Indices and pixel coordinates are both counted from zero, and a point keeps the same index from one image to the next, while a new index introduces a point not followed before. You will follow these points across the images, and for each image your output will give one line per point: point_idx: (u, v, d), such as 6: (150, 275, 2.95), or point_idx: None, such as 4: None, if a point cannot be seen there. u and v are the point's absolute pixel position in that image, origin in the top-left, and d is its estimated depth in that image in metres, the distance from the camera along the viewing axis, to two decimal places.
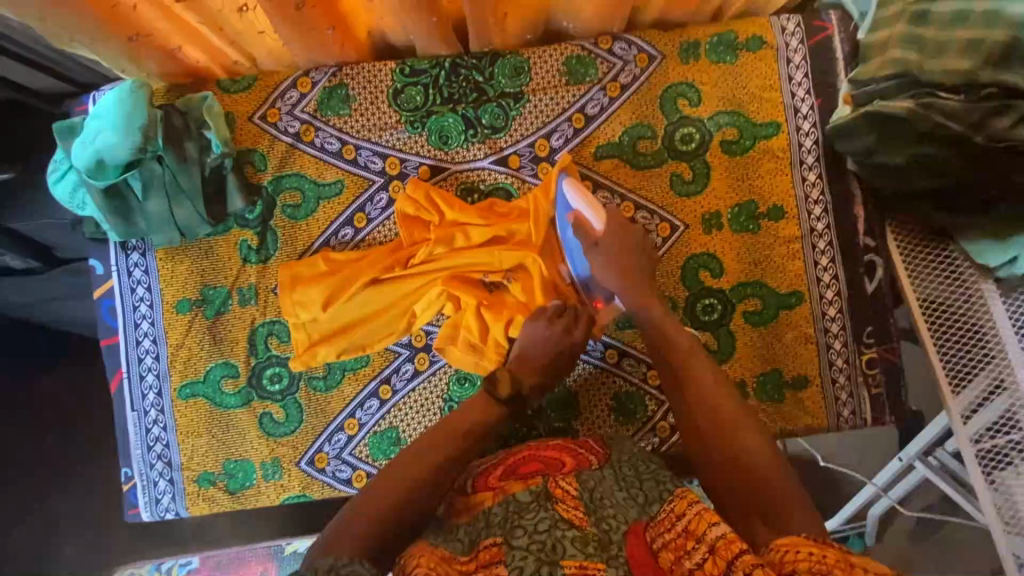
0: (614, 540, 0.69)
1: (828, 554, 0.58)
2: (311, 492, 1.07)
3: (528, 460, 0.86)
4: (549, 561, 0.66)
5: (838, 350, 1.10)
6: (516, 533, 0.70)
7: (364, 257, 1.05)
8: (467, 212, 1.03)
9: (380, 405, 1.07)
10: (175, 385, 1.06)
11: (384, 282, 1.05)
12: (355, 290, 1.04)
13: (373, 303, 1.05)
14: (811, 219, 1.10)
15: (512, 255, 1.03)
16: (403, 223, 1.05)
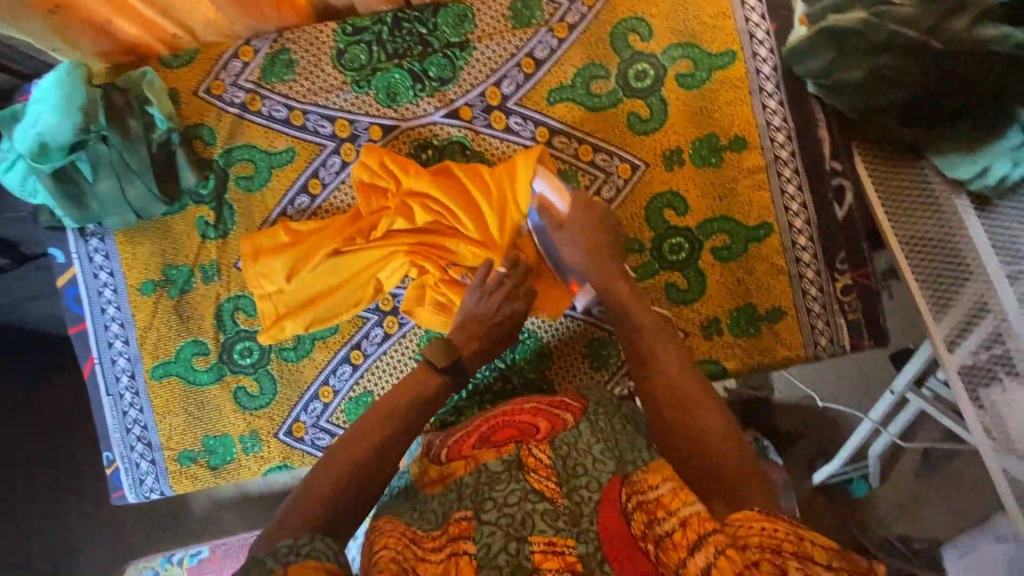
0: (586, 513, 0.68)
1: (779, 527, 0.62)
2: (291, 462, 1.07)
3: (504, 425, 0.84)
4: (517, 535, 0.65)
5: (812, 279, 1.08)
6: (485, 505, 0.69)
7: (325, 227, 1.03)
8: (422, 175, 0.98)
9: (352, 370, 1.07)
10: (147, 366, 1.06)
11: (346, 254, 1.01)
12: (319, 260, 1.01)
13: (337, 274, 1.02)
14: (775, 147, 1.08)
15: (473, 221, 0.98)
16: (360, 189, 1.02)
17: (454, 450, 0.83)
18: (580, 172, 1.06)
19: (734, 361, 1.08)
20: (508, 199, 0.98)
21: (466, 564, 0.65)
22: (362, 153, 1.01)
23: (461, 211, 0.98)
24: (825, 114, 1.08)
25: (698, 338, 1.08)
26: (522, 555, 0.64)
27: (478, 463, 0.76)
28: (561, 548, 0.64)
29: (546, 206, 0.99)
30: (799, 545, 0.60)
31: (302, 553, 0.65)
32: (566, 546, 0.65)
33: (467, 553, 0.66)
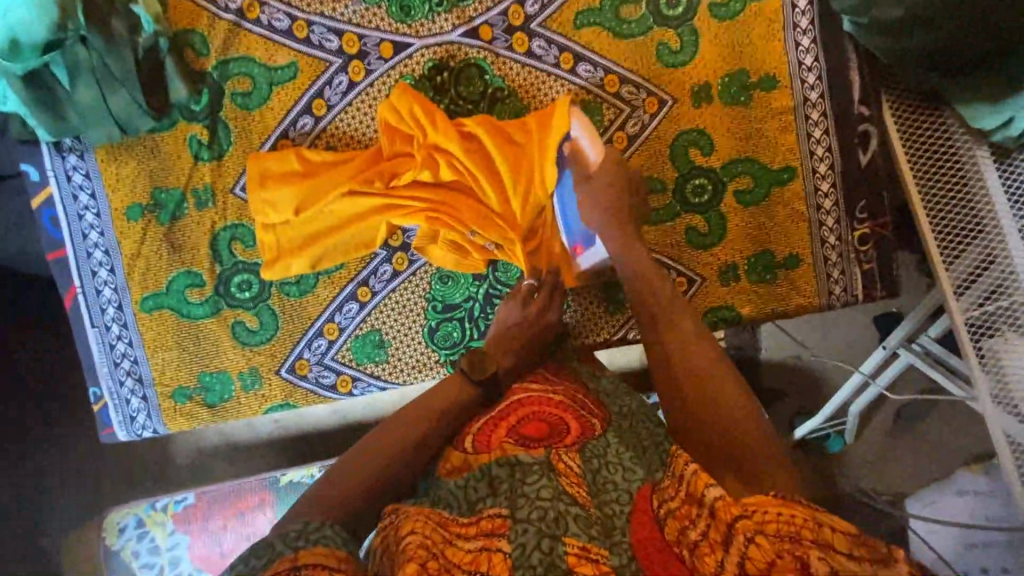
0: (619, 526, 0.64)
1: (801, 514, 0.57)
2: (294, 400, 1.03)
3: (532, 418, 0.77)
4: (550, 533, 0.61)
5: (831, 227, 1.07)
6: (518, 502, 0.64)
7: (341, 161, 0.97)
8: (454, 133, 0.94)
9: (359, 308, 1.02)
10: (136, 298, 0.99)
11: (362, 196, 0.96)
12: (331, 199, 0.95)
13: (351, 214, 0.97)
14: (804, 88, 1.04)
15: (500, 191, 0.97)
16: (384, 131, 0.96)
17: (481, 440, 0.76)
18: (605, 104, 1.01)
19: (749, 308, 1.07)
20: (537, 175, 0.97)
21: (498, 562, 0.60)
22: (392, 93, 0.95)
23: (486, 173, 0.96)
24: (856, 55, 1.04)
25: (716, 284, 1.07)
26: (556, 554, 0.59)
27: (503, 451, 0.71)
28: (595, 555, 0.60)
29: (576, 154, 0.97)
30: (818, 531, 0.55)
31: (313, 539, 0.61)
32: (600, 555, 0.60)
33: (499, 551, 0.61)
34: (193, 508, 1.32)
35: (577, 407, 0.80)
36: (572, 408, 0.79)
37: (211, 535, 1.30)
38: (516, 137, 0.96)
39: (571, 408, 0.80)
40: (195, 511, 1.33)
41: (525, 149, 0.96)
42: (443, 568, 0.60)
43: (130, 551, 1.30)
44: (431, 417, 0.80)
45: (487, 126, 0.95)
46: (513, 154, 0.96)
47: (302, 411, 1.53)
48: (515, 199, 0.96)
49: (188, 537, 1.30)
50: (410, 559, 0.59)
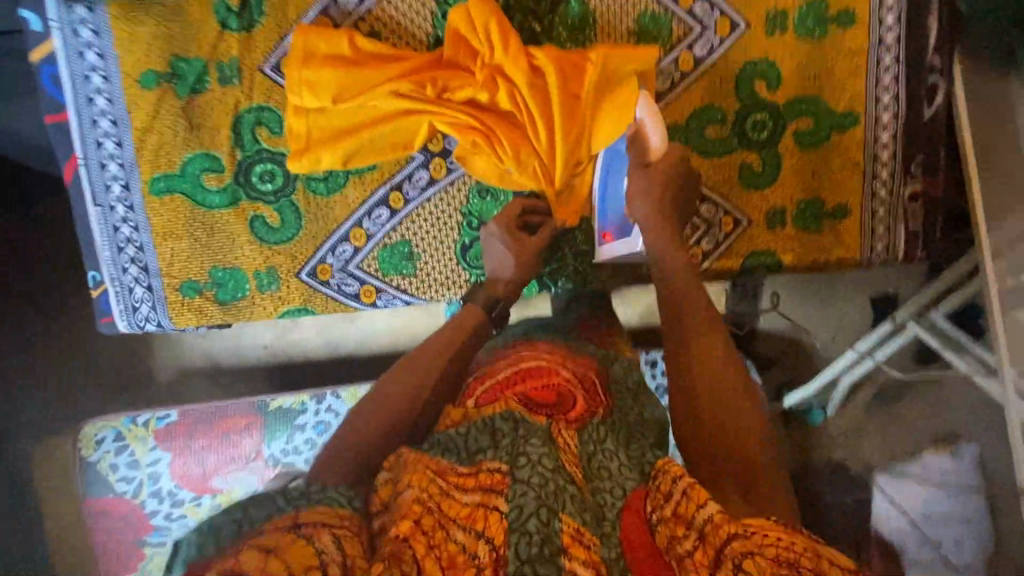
0: (608, 518, 0.58)
1: (796, 541, 0.52)
2: (313, 306, 0.96)
3: (540, 384, 0.75)
4: (550, 505, 0.56)
5: (883, 181, 1.04)
6: (519, 462, 0.60)
7: (397, 57, 0.88)
8: (522, 60, 0.86)
9: (390, 215, 0.95)
10: (145, 178, 0.90)
11: (407, 100, 0.87)
12: (373, 96, 0.87)
13: (394, 116, 0.88)
14: (882, 28, 0.98)
15: (551, 132, 0.89)
16: (449, 39, 0.87)
17: (484, 400, 0.73)
18: (676, 20, 0.94)
19: (790, 256, 1.04)
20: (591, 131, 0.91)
21: (494, 523, 0.56)
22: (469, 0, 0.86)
23: (539, 102, 0.87)
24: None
25: (761, 228, 1.03)
26: (552, 529, 0.54)
27: (507, 407, 0.68)
28: (587, 541, 0.55)
29: (638, 139, 0.91)
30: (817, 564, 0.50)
31: (314, 499, 0.57)
32: (591, 541, 0.55)
33: (497, 511, 0.57)
34: (174, 425, 1.30)
35: (588, 388, 0.77)
36: (577, 386, 0.77)
37: (193, 454, 1.29)
38: (579, 81, 0.89)
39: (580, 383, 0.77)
40: (178, 428, 1.31)
41: (582, 102, 0.89)
42: (438, 523, 0.56)
43: (107, 464, 1.29)
44: (430, 374, 0.77)
45: (558, 61, 0.87)
46: (571, 98, 0.89)
47: (288, 332, 1.46)
48: (564, 145, 0.89)
49: (168, 454, 1.29)
50: (404, 516, 0.55)
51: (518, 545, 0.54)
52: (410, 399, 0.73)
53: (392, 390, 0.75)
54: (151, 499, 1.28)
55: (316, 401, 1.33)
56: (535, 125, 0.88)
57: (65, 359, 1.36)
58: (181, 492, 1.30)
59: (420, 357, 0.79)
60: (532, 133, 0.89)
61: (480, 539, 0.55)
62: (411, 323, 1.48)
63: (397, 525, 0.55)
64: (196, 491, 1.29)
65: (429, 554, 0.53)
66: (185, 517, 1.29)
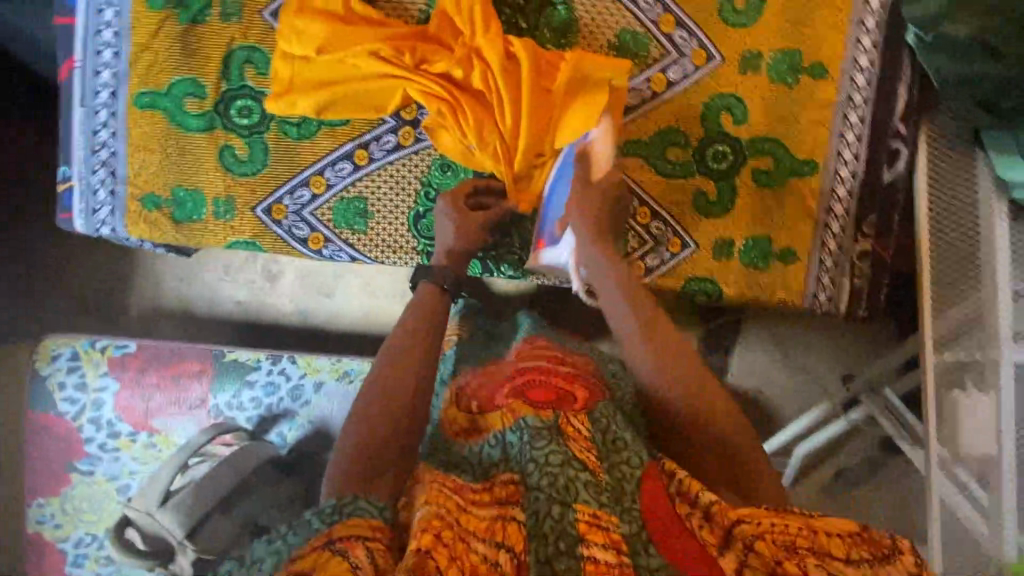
0: (628, 491, 0.68)
1: (790, 523, 0.63)
2: (261, 241, 1.00)
3: (540, 383, 0.78)
4: (562, 500, 0.63)
5: (835, 232, 1.06)
6: (529, 468, 0.67)
7: (386, 24, 0.94)
8: (499, 46, 0.91)
9: (352, 170, 0.99)
10: (132, 90, 0.95)
11: (386, 63, 0.93)
12: (355, 53, 0.92)
13: (372, 76, 0.94)
14: (851, 87, 1.02)
15: (517, 117, 0.94)
16: (437, 17, 0.94)
17: (488, 408, 0.78)
18: (654, 41, 0.99)
19: (732, 288, 1.06)
20: (554, 123, 0.95)
21: (513, 530, 0.62)
22: None
23: (509, 87, 0.92)
24: (911, 69, 1.02)
25: (707, 255, 1.05)
26: (566, 521, 0.61)
27: (517, 416, 0.72)
28: (606, 523, 0.62)
29: (587, 156, 0.94)
30: (814, 537, 0.61)
31: (347, 513, 0.64)
32: (610, 523, 0.62)
33: (515, 520, 0.63)
34: (130, 358, 1.36)
35: (585, 379, 0.82)
36: (575, 378, 0.81)
37: (140, 389, 1.35)
38: (551, 76, 0.94)
39: (579, 376, 0.82)
40: (130, 361, 1.37)
41: (552, 96, 0.95)
42: (458, 536, 0.60)
43: (56, 382, 1.35)
44: (408, 385, 0.80)
45: (533, 53, 0.93)
46: (541, 87, 0.94)
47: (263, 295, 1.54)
48: (527, 130, 0.93)
49: (116, 384, 1.35)
50: (425, 530, 0.59)
51: (538, 548, 0.61)
52: (394, 408, 0.77)
53: (378, 399, 0.78)
54: (89, 426, 1.34)
55: (271, 360, 1.38)
56: (502, 106, 0.93)
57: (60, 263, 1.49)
58: (120, 424, 1.35)
59: (395, 358, 0.83)
60: (498, 114, 0.94)
61: (495, 544, 0.61)
62: (373, 316, 1.52)
63: (418, 539, 0.59)
64: (135, 427, 1.35)
65: (452, 563, 0.57)
66: (119, 451, 1.34)
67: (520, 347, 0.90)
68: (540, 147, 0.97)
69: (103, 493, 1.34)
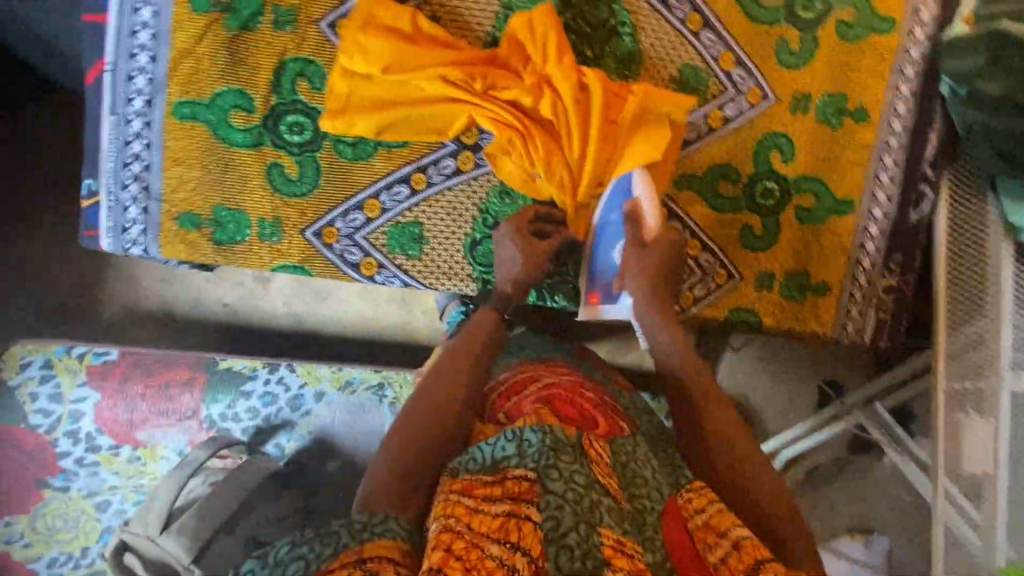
0: (650, 522, 0.64)
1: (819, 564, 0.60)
2: (310, 266, 0.94)
3: (566, 402, 0.76)
4: (587, 520, 0.58)
5: (865, 267, 1.12)
6: (550, 474, 0.60)
7: (454, 46, 0.91)
8: (572, 76, 0.90)
9: (409, 194, 0.96)
10: (171, 100, 0.87)
11: (455, 87, 0.89)
12: (423, 75, 0.89)
13: (437, 100, 0.91)
14: (888, 132, 1.08)
15: (583, 145, 0.92)
16: (507, 42, 0.91)
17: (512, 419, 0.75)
18: (714, 78, 1.00)
19: (771, 319, 1.10)
20: (617, 151, 0.94)
21: (529, 532, 0.58)
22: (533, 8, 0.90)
23: (580, 117, 0.91)
24: (941, 117, 1.08)
25: (750, 287, 1.09)
26: (592, 542, 0.56)
27: (540, 420, 0.66)
28: (630, 550, 0.58)
29: (635, 215, 0.92)
30: None
31: (376, 531, 0.62)
32: (633, 550, 0.59)
33: (529, 519, 0.59)
34: (113, 367, 1.27)
35: (608, 411, 0.79)
36: (598, 407, 0.78)
37: (124, 401, 1.26)
38: (618, 106, 0.93)
39: (599, 404, 0.79)
40: (112, 369, 1.28)
41: (618, 127, 0.93)
42: (471, 544, 0.57)
43: (27, 392, 1.25)
44: (452, 395, 0.77)
45: (604, 85, 0.92)
46: (608, 118, 0.93)
47: (259, 303, 1.43)
48: (593, 159, 0.92)
49: (96, 395, 1.26)
50: (435, 546, 0.57)
51: (557, 556, 0.56)
52: (438, 428, 0.74)
53: (422, 415, 0.75)
54: (65, 439, 1.25)
55: (269, 369, 1.31)
56: (571, 137, 0.92)
57: (47, 268, 1.37)
58: (101, 437, 1.26)
59: (440, 377, 0.79)
60: (566, 144, 0.92)
61: (513, 549, 0.57)
62: (380, 319, 1.45)
63: (430, 557, 0.56)
64: (116, 440, 1.26)
65: None
66: (98, 465, 1.26)
67: (541, 364, 0.88)
68: (602, 177, 0.95)
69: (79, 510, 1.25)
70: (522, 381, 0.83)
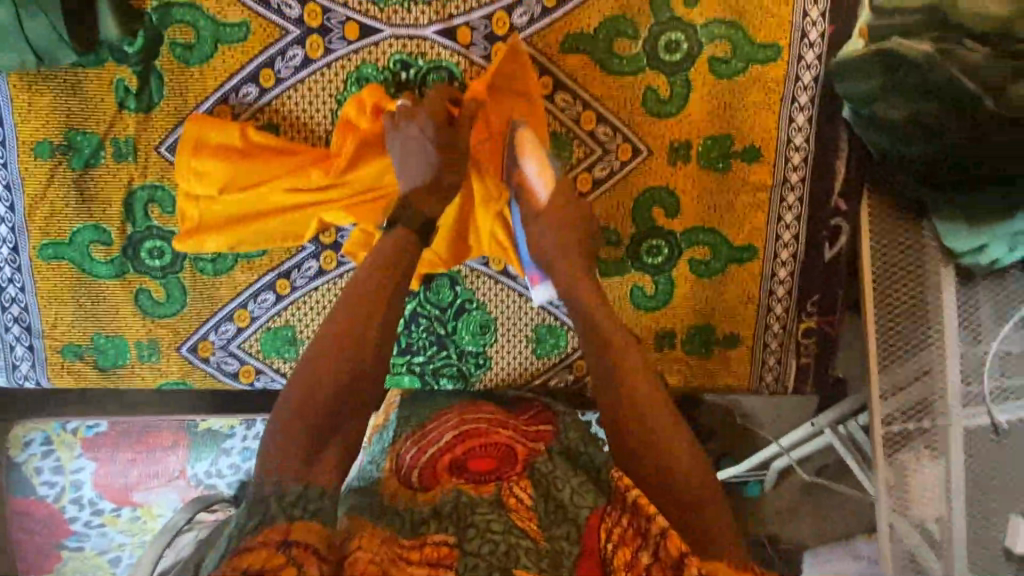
0: (565, 564, 0.61)
1: None
2: (190, 380, 0.98)
3: (483, 451, 0.81)
4: (502, 566, 0.58)
5: (778, 314, 1.03)
6: (468, 534, 0.62)
7: (290, 151, 0.89)
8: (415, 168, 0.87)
9: (275, 300, 0.96)
10: (34, 242, 0.91)
11: (296, 190, 0.88)
12: (261, 186, 0.88)
13: (282, 205, 0.89)
14: (787, 167, 0.98)
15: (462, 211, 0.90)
16: (340, 133, 0.88)
17: (428, 479, 0.76)
18: (577, 140, 0.94)
19: (676, 377, 1.05)
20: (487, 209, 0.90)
21: None
22: (362, 92, 0.87)
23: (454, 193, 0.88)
24: (848, 144, 0.97)
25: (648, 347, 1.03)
26: None
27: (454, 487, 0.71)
28: None
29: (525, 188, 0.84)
30: None
31: (310, 510, 0.57)
32: None
33: None
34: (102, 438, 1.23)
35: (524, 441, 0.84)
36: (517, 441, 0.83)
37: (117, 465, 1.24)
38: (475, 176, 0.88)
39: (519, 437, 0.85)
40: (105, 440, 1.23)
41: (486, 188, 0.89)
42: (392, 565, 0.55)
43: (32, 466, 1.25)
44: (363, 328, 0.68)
45: None
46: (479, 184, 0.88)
47: None
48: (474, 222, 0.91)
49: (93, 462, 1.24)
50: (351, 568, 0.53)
51: None
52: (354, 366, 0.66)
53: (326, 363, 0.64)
54: (71, 505, 1.27)
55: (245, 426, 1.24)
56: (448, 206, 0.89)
57: None
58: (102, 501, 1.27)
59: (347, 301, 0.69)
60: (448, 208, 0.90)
61: None
62: None
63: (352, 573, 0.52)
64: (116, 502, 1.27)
65: None
66: (104, 525, 1.29)
67: (457, 412, 0.90)
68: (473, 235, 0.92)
69: (94, 565, 1.32)
70: (442, 426, 0.86)
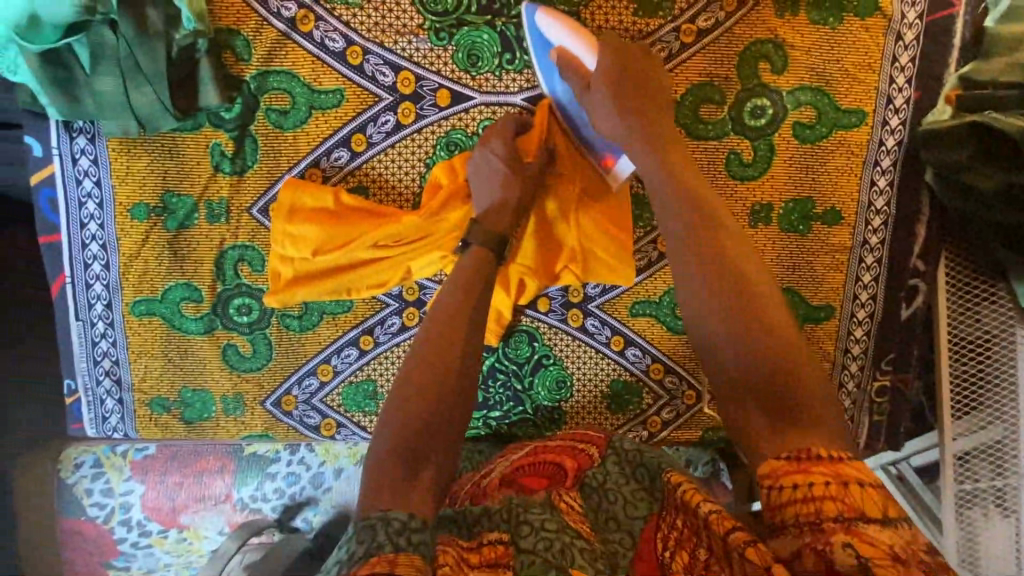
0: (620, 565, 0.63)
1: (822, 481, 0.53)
2: (273, 433, 0.99)
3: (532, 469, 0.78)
4: (558, 565, 0.58)
5: (852, 372, 1.04)
6: (522, 529, 0.61)
7: (379, 214, 0.89)
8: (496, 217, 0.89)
9: (358, 355, 0.97)
10: (127, 299, 0.93)
11: (385, 251, 0.89)
12: (351, 248, 0.88)
13: (371, 265, 0.90)
14: (867, 229, 0.98)
15: (547, 257, 0.91)
16: (429, 196, 0.89)
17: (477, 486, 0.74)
18: None
19: None
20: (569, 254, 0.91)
21: None
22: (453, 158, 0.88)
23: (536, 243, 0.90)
24: (930, 208, 0.97)
25: None
26: None
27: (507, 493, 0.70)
28: None
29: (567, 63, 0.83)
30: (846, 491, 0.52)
31: (412, 543, 0.55)
32: None
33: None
34: (152, 460, 1.06)
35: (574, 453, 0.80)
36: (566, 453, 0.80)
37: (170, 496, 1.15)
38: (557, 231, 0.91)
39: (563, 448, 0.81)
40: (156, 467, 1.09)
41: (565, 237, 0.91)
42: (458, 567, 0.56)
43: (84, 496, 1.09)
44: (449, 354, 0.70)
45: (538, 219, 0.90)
46: (561, 232, 0.91)
47: None
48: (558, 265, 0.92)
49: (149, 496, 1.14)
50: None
51: None
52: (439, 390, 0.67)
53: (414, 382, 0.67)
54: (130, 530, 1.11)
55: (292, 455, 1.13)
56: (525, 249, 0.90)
57: None
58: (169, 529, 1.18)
59: (438, 326, 0.72)
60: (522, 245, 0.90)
61: None
62: None
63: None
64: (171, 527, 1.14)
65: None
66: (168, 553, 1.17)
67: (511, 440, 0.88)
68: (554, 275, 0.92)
69: None
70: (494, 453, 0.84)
